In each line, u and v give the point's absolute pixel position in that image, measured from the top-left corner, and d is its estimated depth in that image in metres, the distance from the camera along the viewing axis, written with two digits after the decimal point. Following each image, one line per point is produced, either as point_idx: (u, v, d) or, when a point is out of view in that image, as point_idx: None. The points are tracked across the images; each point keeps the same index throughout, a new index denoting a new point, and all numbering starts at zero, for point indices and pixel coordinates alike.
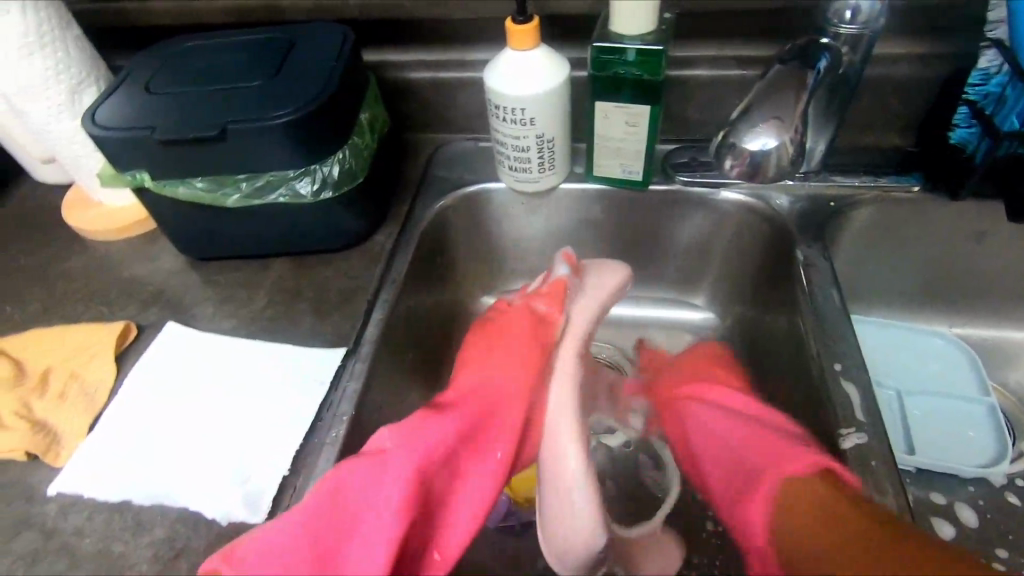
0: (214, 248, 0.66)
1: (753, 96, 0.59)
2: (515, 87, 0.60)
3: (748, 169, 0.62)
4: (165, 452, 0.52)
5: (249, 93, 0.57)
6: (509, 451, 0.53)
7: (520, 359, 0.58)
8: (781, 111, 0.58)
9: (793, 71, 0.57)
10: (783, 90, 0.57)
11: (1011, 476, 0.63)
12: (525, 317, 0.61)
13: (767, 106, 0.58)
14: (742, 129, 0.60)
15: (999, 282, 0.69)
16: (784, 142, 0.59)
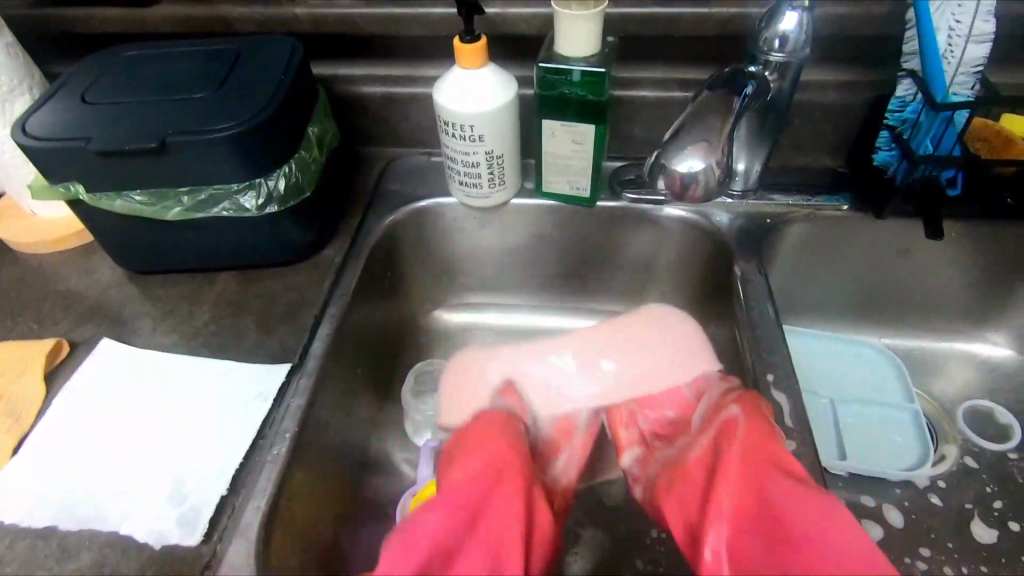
0: (156, 262, 0.64)
1: (683, 119, 0.59)
2: (463, 105, 0.61)
3: (680, 191, 0.62)
4: (95, 474, 0.50)
5: (193, 105, 0.56)
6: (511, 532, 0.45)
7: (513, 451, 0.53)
8: (708, 135, 0.59)
9: (720, 96, 0.58)
10: (709, 115, 0.58)
11: (933, 478, 0.67)
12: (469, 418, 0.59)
13: (694, 130, 0.59)
14: (669, 152, 0.60)
15: (922, 294, 0.74)
16: (710, 165, 0.60)
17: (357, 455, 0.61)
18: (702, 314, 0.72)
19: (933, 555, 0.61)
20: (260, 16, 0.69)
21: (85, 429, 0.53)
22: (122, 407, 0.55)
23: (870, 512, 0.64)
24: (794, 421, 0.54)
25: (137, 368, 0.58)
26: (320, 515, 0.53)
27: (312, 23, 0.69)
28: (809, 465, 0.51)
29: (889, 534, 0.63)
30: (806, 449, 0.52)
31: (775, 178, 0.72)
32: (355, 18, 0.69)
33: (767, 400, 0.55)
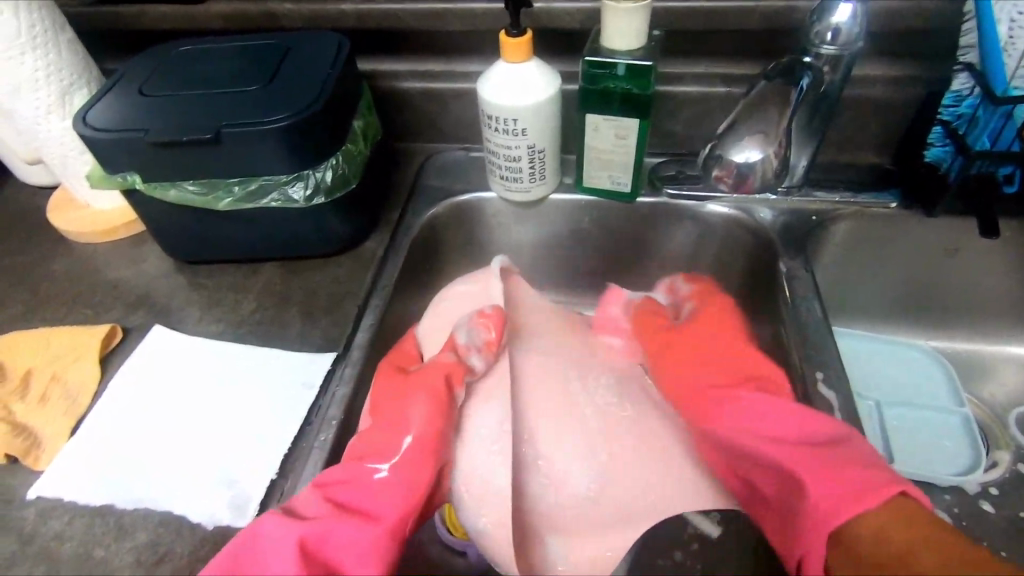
0: (204, 252, 0.66)
1: (739, 112, 0.62)
2: (508, 98, 0.61)
3: (735, 181, 0.65)
4: (148, 457, 0.52)
5: (245, 98, 0.57)
6: (384, 496, 0.45)
7: (422, 431, 0.48)
8: (766, 125, 0.61)
9: (777, 87, 0.60)
10: (767, 105, 0.61)
11: (984, 484, 0.65)
12: (443, 375, 0.52)
13: (751, 121, 0.62)
14: (727, 143, 0.63)
15: (972, 298, 0.72)
16: (767, 155, 0.63)
17: None
18: (741, 312, 0.71)
19: None
20: (308, 12, 0.70)
21: (137, 413, 0.55)
22: (173, 393, 0.56)
23: None
24: (844, 417, 0.52)
25: (184, 355, 0.59)
26: None
27: (357, 19, 0.70)
28: None
29: None
30: None
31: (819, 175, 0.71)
32: (399, 13, 0.70)
33: (815, 398, 0.54)
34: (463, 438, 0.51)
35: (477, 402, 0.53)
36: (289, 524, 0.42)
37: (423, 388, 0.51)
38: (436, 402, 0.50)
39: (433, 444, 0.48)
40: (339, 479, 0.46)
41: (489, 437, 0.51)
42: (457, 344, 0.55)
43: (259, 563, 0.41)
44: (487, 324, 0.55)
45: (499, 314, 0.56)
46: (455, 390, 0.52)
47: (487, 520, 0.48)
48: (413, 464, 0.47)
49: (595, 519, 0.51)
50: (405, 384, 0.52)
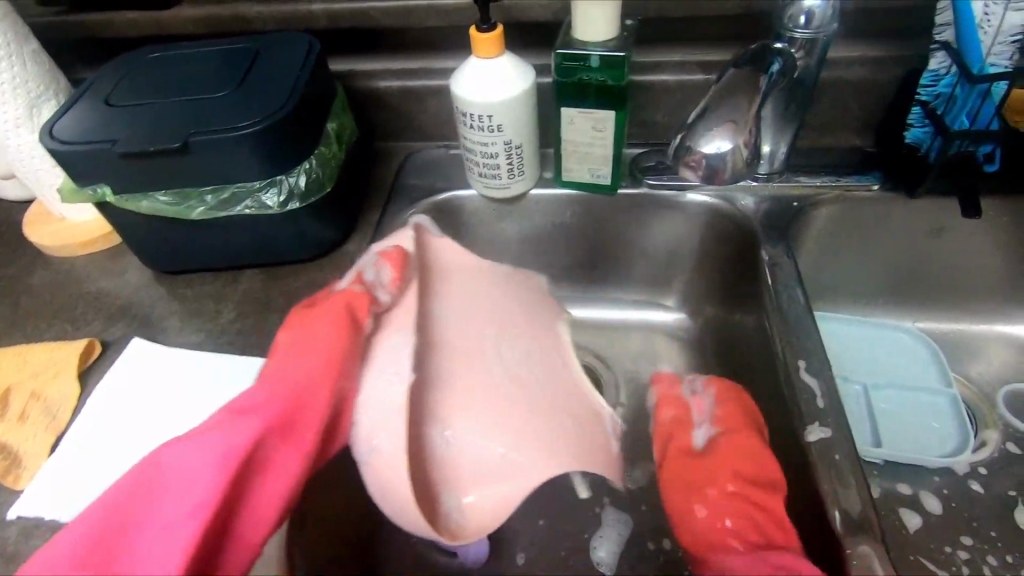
0: (182, 262, 0.65)
1: (709, 100, 0.59)
2: (481, 95, 0.61)
3: (706, 173, 0.62)
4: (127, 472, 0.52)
5: (214, 104, 0.56)
6: (281, 402, 0.43)
7: (318, 350, 0.45)
8: (735, 114, 0.58)
9: (747, 75, 0.57)
10: (737, 93, 0.58)
11: (973, 464, 0.65)
12: (337, 309, 0.47)
13: (721, 110, 0.58)
14: (697, 137, 0.60)
15: (958, 277, 0.72)
16: (737, 145, 0.59)
17: None
18: (727, 301, 0.71)
19: (975, 544, 0.60)
20: (278, 13, 0.69)
21: (116, 428, 0.55)
22: (152, 406, 0.56)
23: (907, 499, 0.63)
24: (827, 403, 0.50)
25: (163, 368, 0.59)
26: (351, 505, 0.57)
27: (329, 19, 0.69)
28: (846, 452, 0.47)
29: (927, 524, 0.61)
30: (843, 435, 0.48)
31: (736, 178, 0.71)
32: (371, 11, 0.68)
33: (798, 385, 0.52)
34: (367, 363, 0.46)
35: (388, 333, 0.47)
36: (193, 445, 0.40)
37: (329, 316, 0.47)
38: (342, 328, 0.46)
39: (326, 362, 0.44)
40: (242, 396, 0.44)
41: (390, 364, 0.45)
42: (364, 277, 0.50)
43: (165, 483, 0.40)
44: (392, 261, 0.50)
45: (403, 253, 0.51)
46: (361, 321, 0.47)
47: (381, 441, 0.42)
48: (317, 384, 0.44)
49: (495, 474, 0.46)
50: (314, 315, 0.48)
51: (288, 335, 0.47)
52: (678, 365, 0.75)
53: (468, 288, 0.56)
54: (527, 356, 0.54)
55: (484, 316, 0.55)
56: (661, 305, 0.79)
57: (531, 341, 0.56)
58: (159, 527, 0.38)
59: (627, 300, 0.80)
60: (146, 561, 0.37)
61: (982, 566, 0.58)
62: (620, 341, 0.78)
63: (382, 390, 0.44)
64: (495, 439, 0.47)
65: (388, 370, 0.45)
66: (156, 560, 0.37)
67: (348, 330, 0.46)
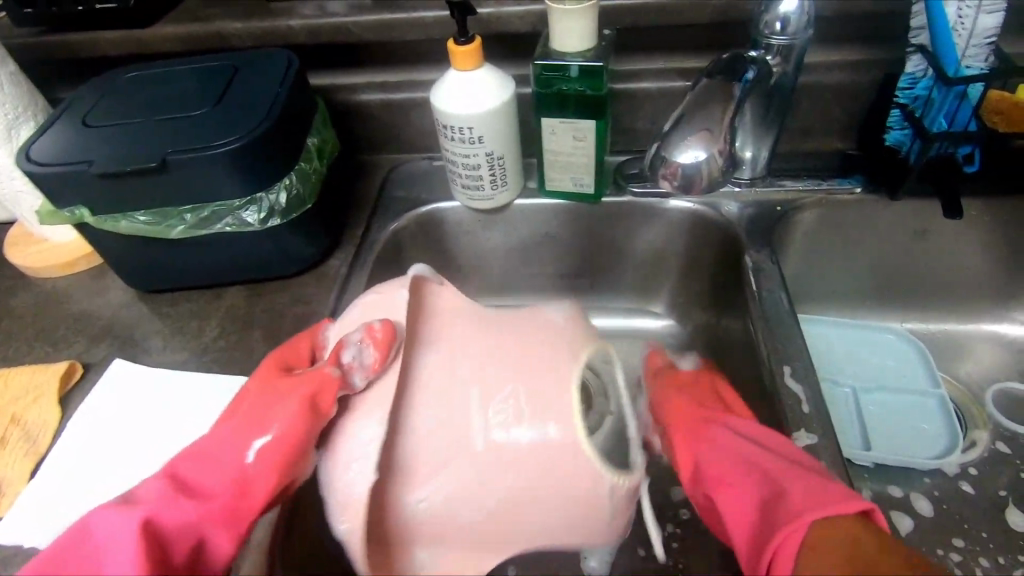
0: (164, 280, 0.65)
1: (685, 108, 0.60)
2: (461, 108, 0.61)
3: (682, 182, 0.63)
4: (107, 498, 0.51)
5: (191, 123, 0.56)
6: (224, 488, 0.44)
7: (274, 434, 0.44)
8: (710, 123, 0.59)
9: (721, 84, 0.57)
10: (711, 103, 0.58)
11: (963, 465, 0.65)
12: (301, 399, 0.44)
13: (697, 119, 0.59)
14: (674, 146, 0.61)
15: (943, 277, 0.72)
16: (712, 154, 0.61)
17: None
18: (714, 306, 0.71)
19: (967, 545, 0.60)
20: (258, 30, 0.69)
21: (95, 453, 0.54)
22: (132, 429, 0.56)
23: (898, 502, 0.63)
24: (812, 409, 0.50)
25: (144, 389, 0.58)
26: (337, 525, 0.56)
27: (309, 34, 0.69)
28: (832, 458, 0.47)
29: (919, 527, 0.61)
30: (830, 442, 0.48)
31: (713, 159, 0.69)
32: (350, 26, 0.68)
33: (783, 392, 0.52)
34: (334, 456, 0.42)
35: (355, 419, 0.42)
36: (125, 513, 0.41)
37: (296, 395, 0.44)
38: (305, 414, 0.43)
39: (277, 448, 0.44)
40: (184, 466, 0.45)
41: (356, 458, 0.41)
42: (343, 357, 0.44)
43: (93, 549, 0.40)
44: (376, 342, 0.42)
45: (393, 329, 0.43)
46: (324, 411, 0.43)
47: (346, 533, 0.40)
48: (257, 470, 0.44)
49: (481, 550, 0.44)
50: (280, 387, 0.46)
51: (256, 407, 0.46)
52: None
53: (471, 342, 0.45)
54: (522, 421, 0.41)
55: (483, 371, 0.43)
56: (650, 312, 0.78)
57: (531, 410, 0.42)
58: None
59: (616, 307, 0.80)
60: None
61: (975, 568, 0.58)
62: None
63: (353, 480, 0.40)
64: (480, 522, 0.42)
65: (354, 465, 0.41)
66: None
67: (313, 418, 0.43)
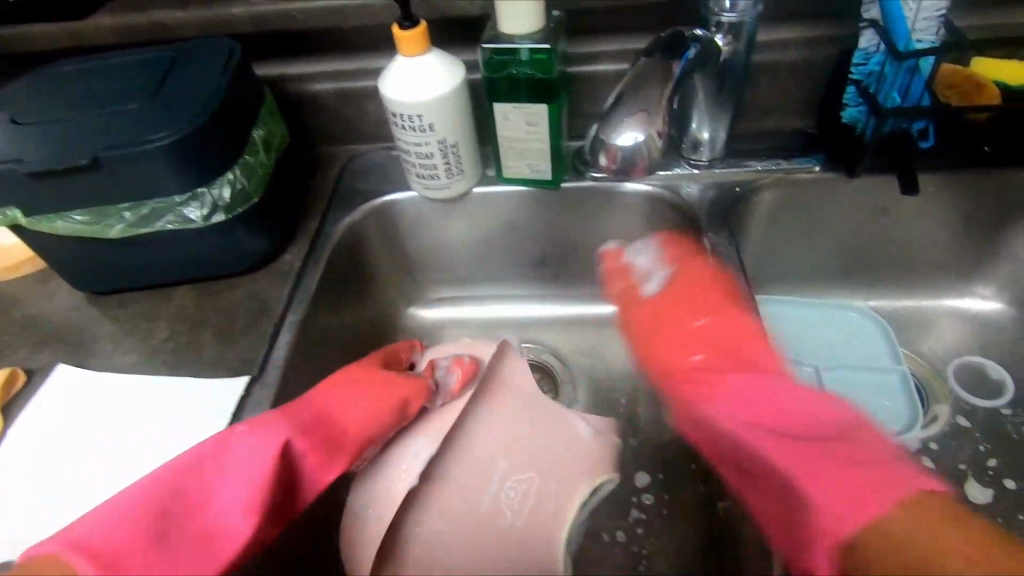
0: (110, 281, 0.63)
1: (622, 88, 0.59)
2: (409, 95, 0.59)
3: (622, 164, 0.64)
4: (51, 506, 0.50)
5: (125, 118, 0.54)
6: (325, 438, 0.49)
7: (370, 407, 0.51)
8: (647, 104, 0.59)
9: (658, 62, 0.56)
10: (648, 81, 0.58)
11: (924, 440, 0.65)
12: (394, 398, 0.51)
13: (634, 99, 0.59)
14: (614, 129, 0.61)
15: (905, 253, 0.72)
16: (649, 135, 0.61)
17: None
18: None
19: None
20: (199, 19, 0.67)
21: (37, 460, 0.53)
22: (76, 434, 0.55)
23: None
24: None
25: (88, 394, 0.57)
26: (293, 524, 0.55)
27: (253, 23, 0.67)
28: None
29: None
30: None
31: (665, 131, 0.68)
32: (296, 14, 0.66)
33: None
34: (387, 469, 0.49)
35: (412, 442, 0.51)
36: (273, 436, 0.46)
37: (393, 391, 0.52)
38: (392, 409, 0.51)
39: (373, 419, 0.50)
40: (292, 409, 0.50)
41: (408, 465, 0.49)
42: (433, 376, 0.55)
43: (227, 463, 0.46)
44: (459, 369, 0.55)
45: (476, 364, 0.55)
46: (411, 410, 0.51)
47: (377, 512, 0.47)
48: (359, 426, 0.50)
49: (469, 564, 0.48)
50: (381, 381, 0.53)
51: (349, 390, 0.53)
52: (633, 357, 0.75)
53: (524, 401, 0.54)
54: (535, 465, 0.51)
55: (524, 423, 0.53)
56: (616, 298, 0.78)
57: (541, 474, 0.51)
58: (225, 493, 0.44)
59: (585, 295, 0.79)
60: (219, 512, 0.43)
61: None
62: (578, 336, 0.77)
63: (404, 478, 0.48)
64: (478, 530, 0.48)
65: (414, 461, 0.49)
66: (226, 504, 0.44)
67: (399, 412, 0.51)
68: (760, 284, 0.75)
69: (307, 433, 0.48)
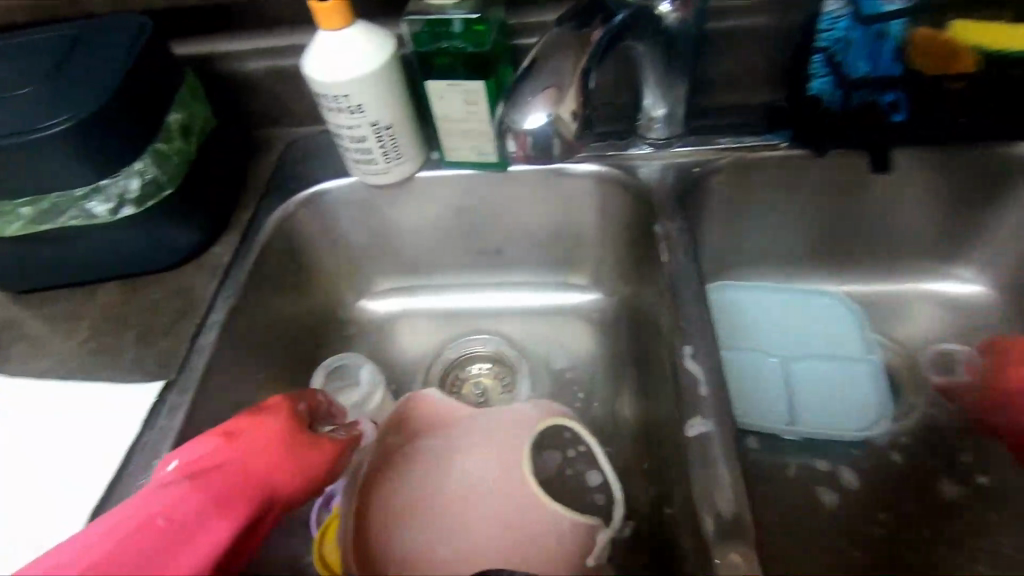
0: (24, 280, 0.59)
1: (527, 61, 0.46)
2: (329, 73, 0.54)
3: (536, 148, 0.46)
4: (35, 508, 0.47)
5: (14, 104, 0.50)
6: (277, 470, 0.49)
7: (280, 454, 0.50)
8: (560, 77, 0.44)
9: (568, 32, 0.46)
10: (558, 53, 0.45)
11: (895, 434, 0.62)
12: (313, 440, 0.52)
13: (541, 69, 0.44)
14: (516, 110, 0.44)
15: (880, 234, 0.67)
16: (564, 115, 0.45)
17: None
18: (637, 279, 0.66)
19: (892, 520, 0.57)
20: None
21: (18, 461, 0.50)
22: (57, 433, 0.51)
23: (825, 476, 0.60)
24: (710, 390, 0.46)
25: (49, 392, 0.54)
26: None
27: None
28: (726, 446, 0.44)
29: (843, 502, 0.58)
30: (725, 428, 0.44)
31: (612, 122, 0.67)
32: None
33: (682, 373, 0.48)
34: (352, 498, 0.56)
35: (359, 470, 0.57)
36: (189, 502, 0.43)
37: (301, 439, 0.51)
38: (313, 450, 0.51)
39: (293, 463, 0.50)
40: (201, 463, 0.46)
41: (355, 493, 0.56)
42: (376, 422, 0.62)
43: (151, 538, 0.40)
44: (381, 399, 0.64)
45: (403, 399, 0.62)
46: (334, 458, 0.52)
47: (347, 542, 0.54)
48: (280, 477, 0.49)
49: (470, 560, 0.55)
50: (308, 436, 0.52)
51: (245, 442, 0.49)
52: (592, 348, 0.71)
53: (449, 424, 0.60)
54: (470, 474, 0.57)
55: (475, 432, 0.60)
56: (575, 286, 0.74)
57: (482, 472, 0.57)
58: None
59: (544, 283, 0.75)
60: None
61: (899, 544, 0.55)
62: (535, 326, 0.73)
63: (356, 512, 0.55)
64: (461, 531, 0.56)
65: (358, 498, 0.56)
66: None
67: (321, 454, 0.52)
68: (727, 270, 0.71)
69: (222, 498, 0.45)
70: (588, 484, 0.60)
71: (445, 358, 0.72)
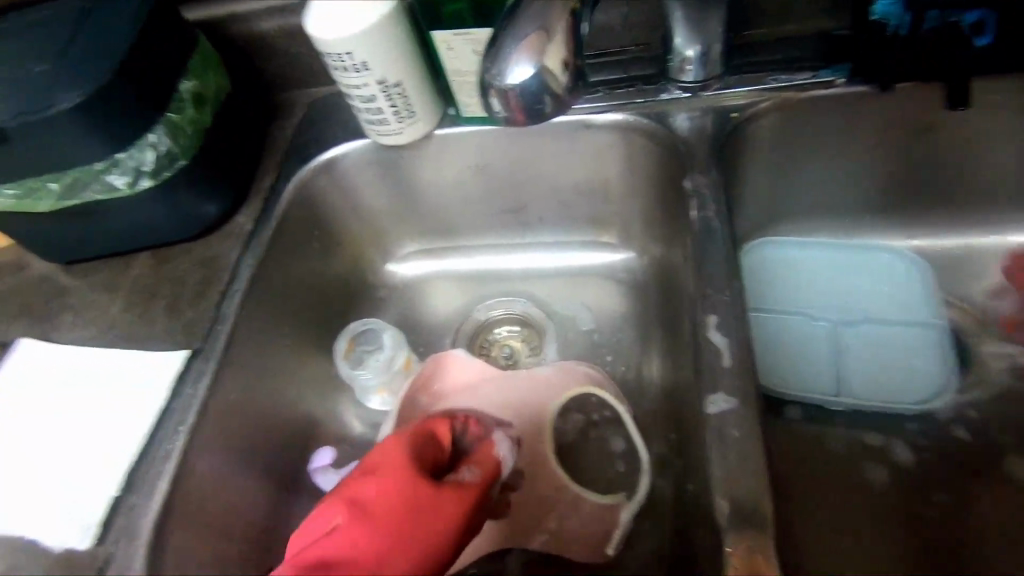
0: (63, 254, 0.62)
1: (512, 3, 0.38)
2: (327, 31, 0.51)
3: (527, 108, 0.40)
4: (37, 507, 0.49)
5: (29, 81, 0.50)
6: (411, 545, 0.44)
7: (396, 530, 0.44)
8: (546, 20, 0.37)
9: None
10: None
11: (960, 407, 0.55)
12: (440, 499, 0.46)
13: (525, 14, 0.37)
14: (500, 64, 0.37)
15: (956, 181, 0.58)
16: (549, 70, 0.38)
17: (282, 430, 0.59)
18: (671, 236, 0.62)
19: (947, 500, 0.52)
20: None
21: (18, 461, 0.52)
22: (57, 433, 0.53)
23: (874, 451, 0.55)
24: (733, 363, 0.44)
25: (91, 360, 0.57)
26: (247, 494, 0.54)
27: None
28: (746, 425, 0.41)
29: (893, 480, 0.53)
30: (744, 407, 0.42)
31: (641, 64, 0.61)
32: None
33: (703, 346, 0.45)
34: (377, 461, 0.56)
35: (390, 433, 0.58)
36: None
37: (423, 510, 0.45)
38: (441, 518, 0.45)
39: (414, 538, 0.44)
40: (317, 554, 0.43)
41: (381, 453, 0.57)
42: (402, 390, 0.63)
43: None
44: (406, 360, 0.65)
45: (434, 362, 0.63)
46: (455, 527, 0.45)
47: None
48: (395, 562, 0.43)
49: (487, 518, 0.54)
50: (426, 500, 0.45)
51: (369, 513, 0.44)
52: (621, 311, 0.67)
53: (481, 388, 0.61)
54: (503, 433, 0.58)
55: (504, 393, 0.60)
56: (605, 245, 0.70)
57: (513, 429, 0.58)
58: None
59: (573, 243, 0.71)
60: None
61: (953, 526, 0.51)
62: (562, 288, 0.70)
63: None
64: None
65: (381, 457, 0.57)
66: None
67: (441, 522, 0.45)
68: (772, 225, 0.64)
69: None
70: (611, 451, 0.58)
71: (471, 321, 0.71)
